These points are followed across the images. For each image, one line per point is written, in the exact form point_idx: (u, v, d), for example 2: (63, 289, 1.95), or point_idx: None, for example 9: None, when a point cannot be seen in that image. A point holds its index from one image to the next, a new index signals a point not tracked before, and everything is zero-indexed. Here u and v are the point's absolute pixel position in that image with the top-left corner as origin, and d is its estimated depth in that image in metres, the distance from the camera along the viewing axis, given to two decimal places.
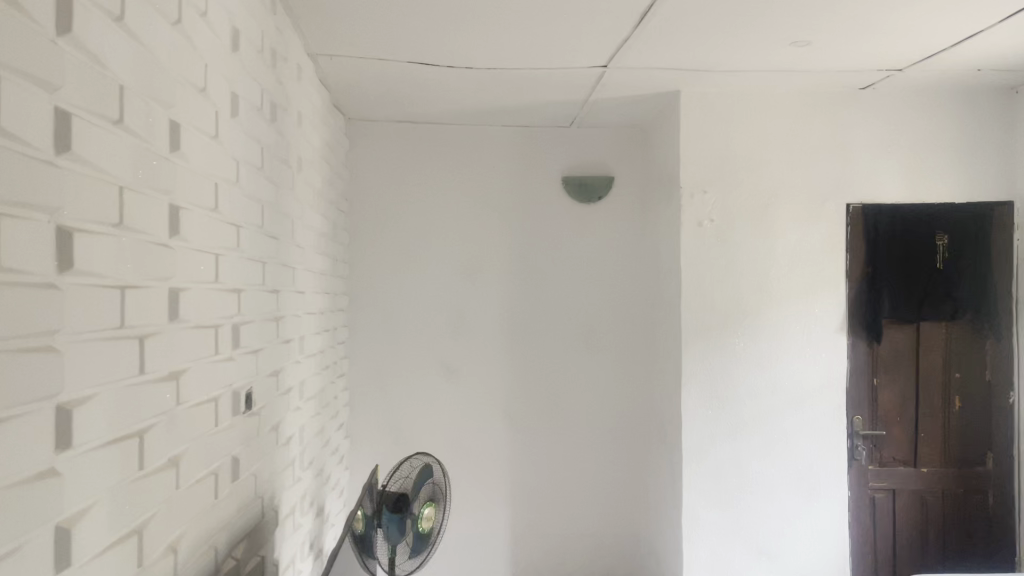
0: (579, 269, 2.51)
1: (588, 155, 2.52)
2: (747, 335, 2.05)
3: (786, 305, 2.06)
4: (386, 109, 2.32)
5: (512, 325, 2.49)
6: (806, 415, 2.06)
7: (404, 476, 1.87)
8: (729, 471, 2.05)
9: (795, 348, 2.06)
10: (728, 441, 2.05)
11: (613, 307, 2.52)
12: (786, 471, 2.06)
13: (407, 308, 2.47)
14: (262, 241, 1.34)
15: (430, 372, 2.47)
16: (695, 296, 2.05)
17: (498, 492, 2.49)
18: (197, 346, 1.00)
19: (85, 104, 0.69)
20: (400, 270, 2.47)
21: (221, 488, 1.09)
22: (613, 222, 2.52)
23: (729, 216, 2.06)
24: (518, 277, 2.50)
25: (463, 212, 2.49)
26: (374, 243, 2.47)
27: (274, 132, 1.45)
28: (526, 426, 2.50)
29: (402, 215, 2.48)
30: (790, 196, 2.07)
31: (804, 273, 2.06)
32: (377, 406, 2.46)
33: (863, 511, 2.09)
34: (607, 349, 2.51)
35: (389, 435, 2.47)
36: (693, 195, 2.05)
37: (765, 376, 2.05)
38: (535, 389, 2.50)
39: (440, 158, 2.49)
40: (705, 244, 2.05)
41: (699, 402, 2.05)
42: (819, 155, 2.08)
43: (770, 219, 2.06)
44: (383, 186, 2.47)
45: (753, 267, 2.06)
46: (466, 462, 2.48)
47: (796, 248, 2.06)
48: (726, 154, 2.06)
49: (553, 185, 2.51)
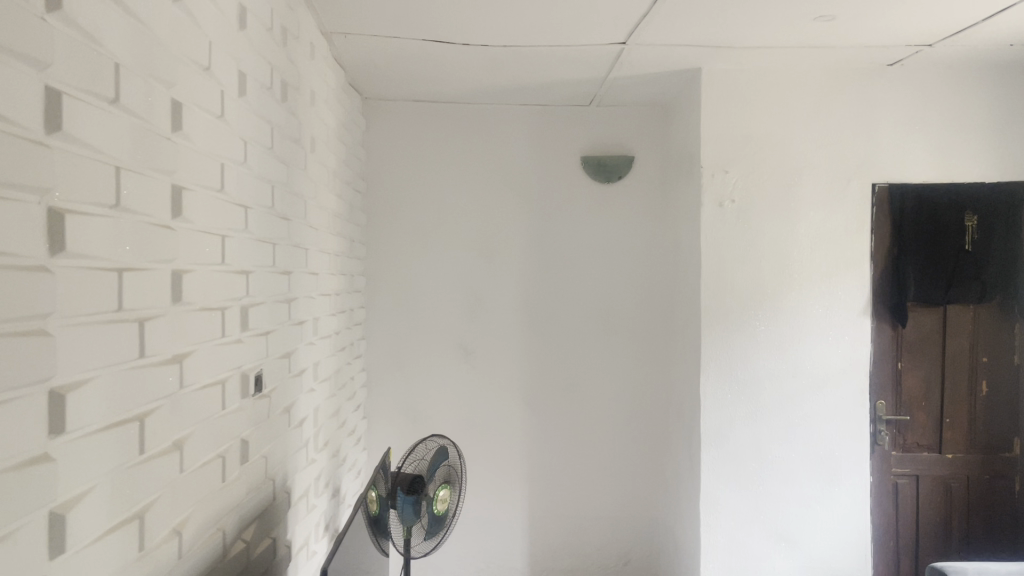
0: (598, 250, 2.48)
1: (608, 134, 2.48)
2: (767, 317, 2.02)
3: (808, 287, 2.02)
4: (403, 87, 2.30)
5: (529, 306, 2.47)
6: (827, 399, 2.02)
7: (419, 458, 1.86)
8: (748, 455, 2.02)
9: (817, 330, 2.02)
10: (747, 424, 2.02)
11: (632, 289, 2.49)
12: (807, 455, 2.02)
13: (424, 289, 2.46)
14: (273, 222, 1.32)
15: (447, 353, 2.46)
16: (716, 278, 2.01)
17: (515, 474, 2.49)
18: (204, 329, 0.99)
19: (78, 82, 0.67)
20: (417, 251, 2.46)
21: (229, 471, 1.09)
22: (632, 202, 2.48)
23: (751, 196, 2.01)
24: (536, 258, 2.47)
25: (481, 192, 2.47)
26: (391, 224, 2.46)
27: (286, 112, 1.43)
28: (543, 408, 2.48)
29: (419, 195, 2.46)
30: (814, 177, 2.02)
31: (827, 254, 2.02)
32: (394, 387, 2.46)
33: (885, 496, 2.06)
34: (624, 330, 2.49)
35: (407, 416, 2.46)
36: (714, 175, 2.01)
37: (785, 359, 2.02)
38: (553, 370, 2.48)
39: (457, 137, 2.46)
40: (726, 225, 2.01)
41: (718, 385, 2.02)
42: (844, 134, 2.03)
43: (793, 199, 2.02)
44: (400, 165, 2.45)
45: (774, 247, 2.02)
46: (484, 444, 2.48)
47: (820, 228, 2.02)
48: (747, 133, 2.02)
49: (572, 165, 2.48)
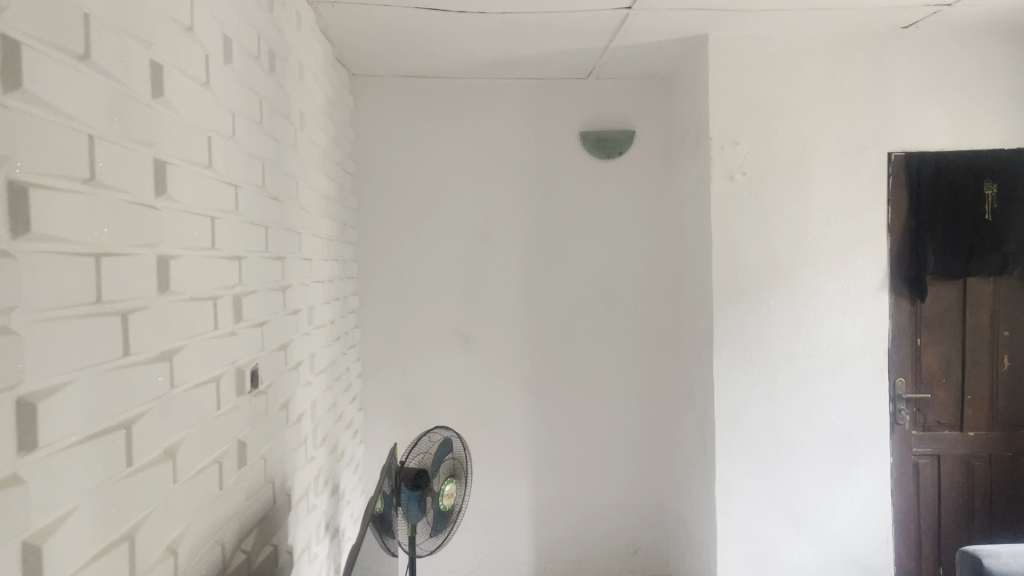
0: (598, 229, 2.39)
1: (607, 108, 2.38)
2: (781, 295, 1.94)
3: (823, 262, 1.94)
4: (392, 61, 2.19)
5: (528, 289, 2.38)
6: (845, 378, 1.95)
7: (423, 452, 1.77)
8: (764, 438, 1.95)
9: (832, 308, 1.94)
10: (763, 406, 1.95)
11: (635, 269, 2.40)
12: (824, 437, 1.95)
13: (420, 275, 2.36)
14: (264, 202, 1.22)
15: (445, 340, 2.37)
16: (727, 255, 1.93)
17: (519, 464, 2.40)
18: (194, 321, 0.89)
19: (38, 32, 0.56)
20: (411, 234, 2.36)
21: (227, 477, 0.99)
22: (634, 178, 2.39)
23: (762, 168, 1.93)
24: (534, 239, 2.37)
25: (477, 172, 2.36)
26: (384, 206, 2.35)
27: (274, 84, 1.32)
28: (546, 394, 2.39)
29: (411, 176, 2.35)
30: (827, 146, 1.94)
31: (841, 227, 1.94)
32: (390, 377, 2.36)
33: (905, 477, 1.99)
34: (628, 312, 2.40)
35: (404, 405, 2.37)
36: (723, 147, 1.92)
37: (801, 338, 1.94)
38: (555, 354, 2.39)
39: (450, 113, 2.35)
40: (737, 200, 1.92)
41: (732, 366, 1.94)
42: (857, 101, 1.94)
43: (806, 171, 1.93)
44: (391, 145, 2.34)
45: (787, 222, 1.93)
46: (485, 433, 2.39)
47: (834, 200, 1.94)
48: (757, 103, 1.93)
49: (570, 142, 2.38)
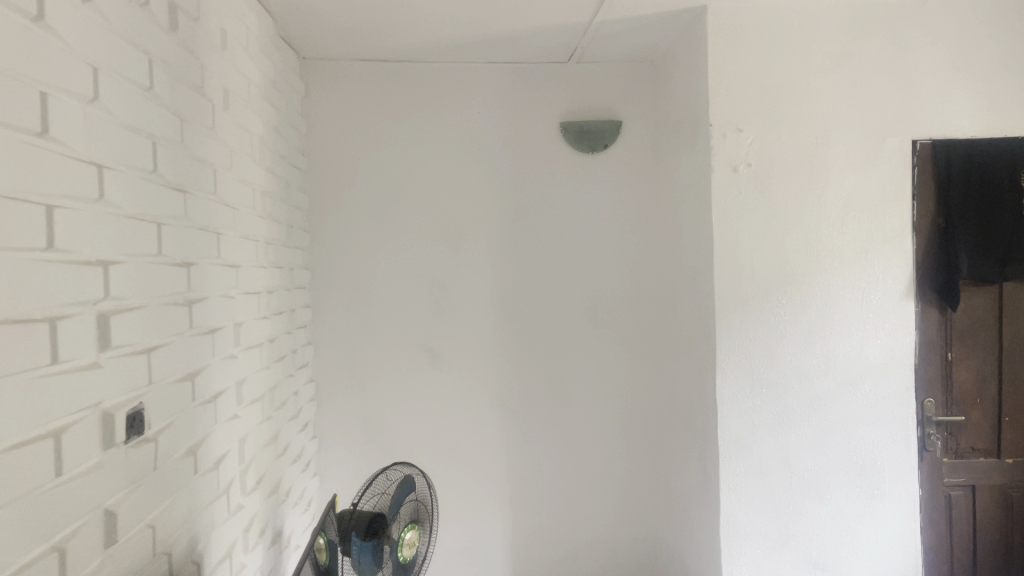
0: (581, 231, 2.13)
1: (591, 96, 2.12)
2: (793, 305, 1.69)
3: (840, 266, 1.69)
4: (346, 41, 1.92)
5: (503, 299, 2.11)
6: (866, 399, 1.70)
7: (379, 493, 1.53)
8: (775, 469, 1.70)
9: (851, 318, 1.70)
10: (773, 433, 1.69)
11: (624, 276, 2.14)
12: (843, 467, 1.71)
13: (382, 284, 2.09)
14: (157, 193, 0.95)
15: (410, 357, 2.10)
16: (730, 259, 1.67)
17: (494, 496, 2.13)
18: (14, 354, 0.63)
19: None
20: (370, 238, 2.09)
21: (80, 567, 0.72)
22: (622, 174, 2.13)
23: (770, 158, 1.68)
24: (510, 243, 2.11)
25: (446, 167, 2.10)
26: (340, 207, 2.08)
27: (178, 45, 1.05)
28: (525, 418, 2.13)
29: (371, 172, 2.08)
30: (843, 134, 1.69)
31: (861, 226, 1.70)
32: (349, 400, 2.09)
33: (936, 512, 1.74)
34: (615, 324, 2.14)
35: (364, 431, 2.10)
36: (725, 134, 1.68)
37: (816, 354, 1.69)
38: (535, 373, 2.12)
39: (413, 102, 2.09)
40: (741, 196, 1.68)
41: (737, 387, 1.68)
42: (877, 81, 1.70)
43: (819, 163, 1.69)
44: (347, 137, 2.08)
45: (799, 221, 1.69)
46: (456, 461, 2.12)
47: (851, 195, 1.70)
48: (763, 85, 1.68)
49: (550, 133, 2.12)
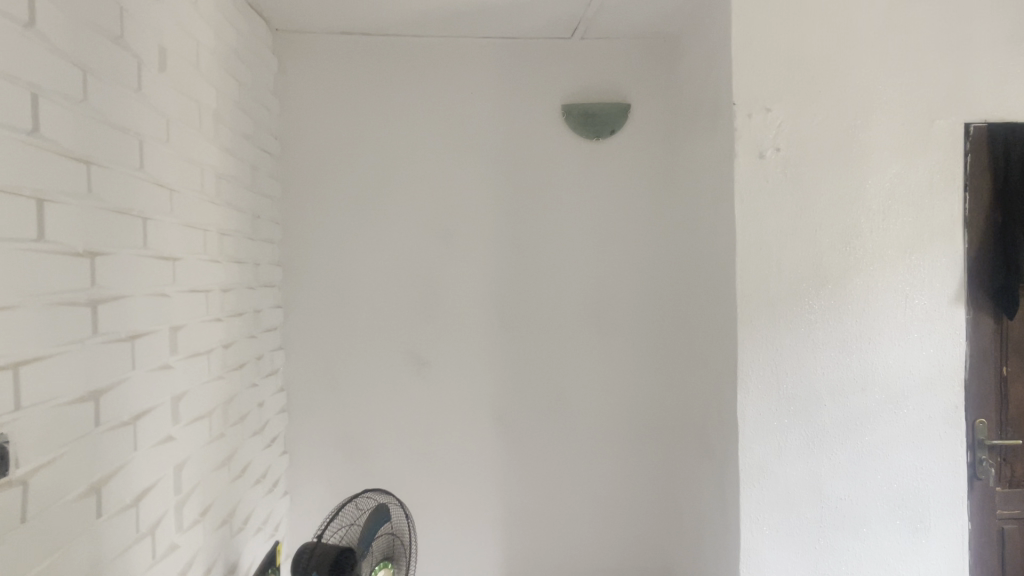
0: (586, 226, 1.92)
1: (597, 76, 1.91)
2: (827, 311, 1.48)
3: (882, 268, 1.49)
4: (324, 10, 1.71)
5: (498, 301, 1.90)
6: (908, 418, 1.50)
7: (348, 525, 1.34)
8: (803, 497, 1.48)
9: (892, 327, 1.49)
10: (803, 456, 1.48)
11: (633, 276, 1.92)
12: (883, 496, 1.50)
13: (362, 282, 1.88)
14: (41, 160, 0.74)
15: (393, 364, 1.89)
16: (756, 257, 1.46)
17: (484, 519, 1.92)
18: None
19: None
20: (351, 231, 1.87)
21: None
22: (630, 164, 1.92)
23: (801, 143, 1.47)
24: (506, 239, 1.90)
25: (435, 154, 1.89)
26: (316, 196, 1.87)
27: None
28: (520, 433, 1.92)
29: (352, 159, 1.87)
30: (884, 117, 1.48)
31: (904, 222, 1.49)
32: (324, 410, 1.88)
33: (987, 549, 1.54)
34: (621, 331, 1.93)
35: (341, 446, 1.89)
36: (751, 115, 1.46)
37: (853, 367, 1.48)
38: (532, 384, 1.91)
39: (399, 80, 1.88)
40: (769, 186, 1.46)
41: (762, 404, 1.47)
42: (925, 56, 1.49)
43: (857, 150, 1.48)
44: (326, 119, 1.87)
45: (834, 215, 1.48)
46: (442, 480, 1.91)
47: (893, 185, 1.49)
48: (795, 60, 1.47)
49: (551, 117, 1.91)
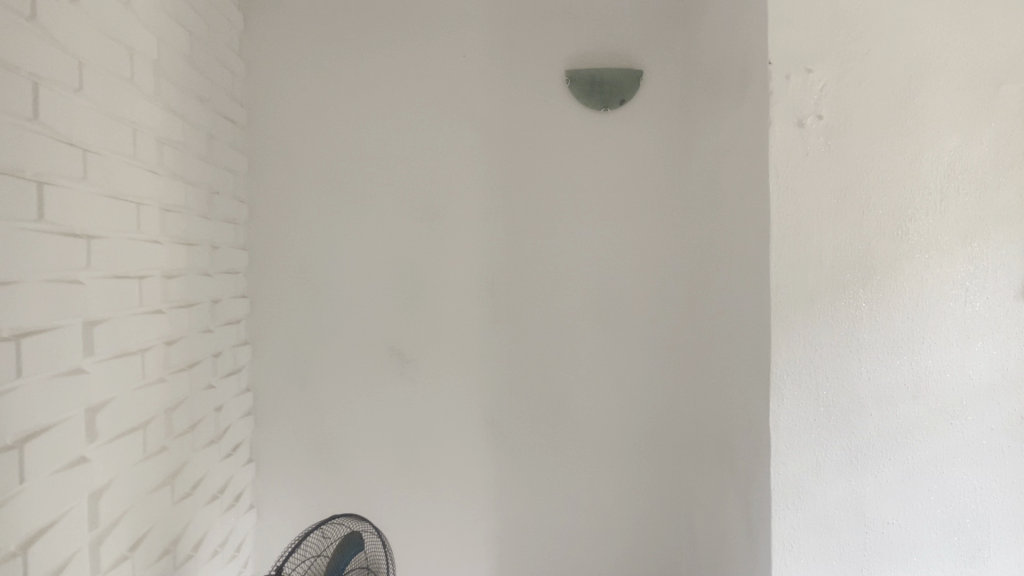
0: (591, 208, 1.70)
1: (605, 39, 1.69)
2: (874, 307, 1.27)
3: (939, 257, 1.28)
4: None
5: (492, 292, 1.69)
6: (966, 431, 1.29)
7: (312, 557, 1.13)
8: (846, 522, 1.28)
9: (949, 325, 1.28)
10: (846, 474, 1.28)
11: (644, 266, 1.71)
12: (936, 521, 1.29)
13: (338, 269, 1.67)
14: None
15: (373, 362, 1.68)
16: (793, 243, 1.25)
17: (475, 535, 1.71)
18: None
19: None
20: (327, 212, 1.66)
21: None
22: (642, 138, 1.70)
23: (847, 110, 1.26)
24: (502, 222, 1.69)
25: (421, 126, 1.67)
26: (287, 172, 1.65)
27: None
28: (516, 440, 1.71)
29: (327, 130, 1.66)
30: (944, 81, 1.27)
31: (964, 204, 1.28)
32: (296, 413, 1.68)
33: None
34: (630, 326, 1.71)
35: (315, 454, 1.68)
36: (788, 77, 1.25)
37: (903, 372, 1.28)
38: (530, 385, 1.70)
39: (382, 41, 1.66)
40: (809, 160, 1.25)
41: (798, 413, 1.27)
42: (990, 11, 1.28)
43: (911, 118, 1.27)
44: (298, 84, 1.65)
45: (883, 195, 1.26)
46: (428, 491, 1.70)
47: (952, 161, 1.28)
48: (841, 12, 1.26)
49: (553, 85, 1.69)
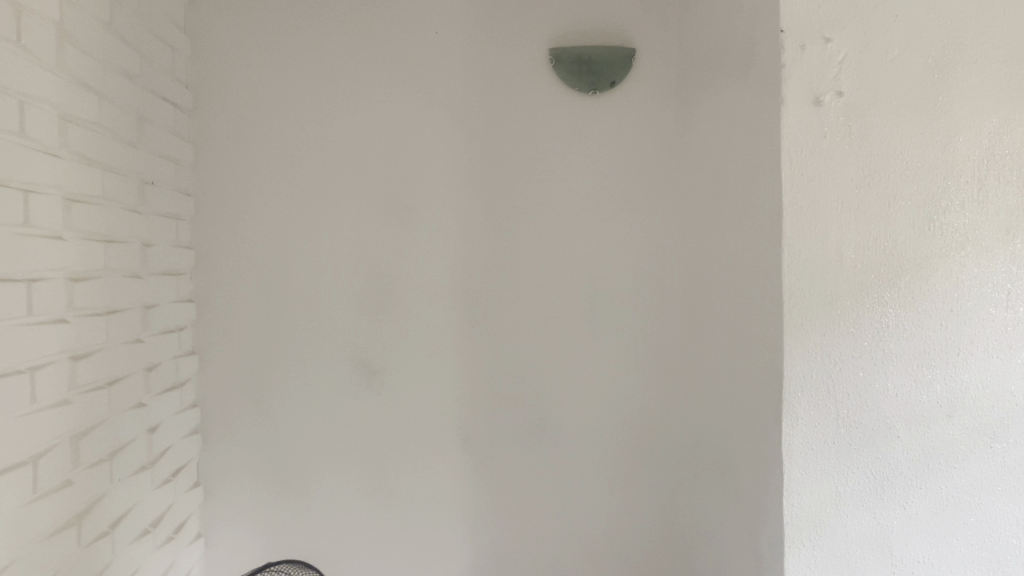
0: (579, 202, 1.53)
1: (593, 15, 1.52)
2: (903, 313, 1.10)
3: (976, 256, 1.11)
4: None
5: (468, 296, 1.52)
6: (1007, 454, 1.12)
7: None
8: (870, 560, 1.11)
9: (987, 334, 1.12)
10: (870, 506, 1.10)
11: (638, 266, 1.54)
12: (972, 558, 1.13)
13: (296, 270, 1.49)
14: None
15: (336, 374, 1.51)
16: (808, 240, 1.08)
17: (450, 565, 1.54)
18: None
19: None
20: (284, 206, 1.49)
21: None
22: (635, 123, 1.53)
23: (871, 87, 1.09)
24: (479, 217, 1.51)
25: (388, 110, 1.50)
26: (239, 163, 1.48)
27: None
28: (496, 460, 1.53)
29: (283, 115, 1.49)
30: (980, 54, 1.10)
31: (1002, 197, 1.12)
32: (250, 431, 1.50)
33: None
34: (623, 332, 1.54)
35: (270, 476, 1.51)
36: (803, 48, 1.08)
37: (936, 388, 1.11)
38: (510, 398, 1.53)
39: (344, 17, 1.49)
40: (826, 144, 1.08)
41: (816, 437, 1.09)
42: None
43: (944, 96, 1.10)
44: (250, 65, 1.48)
45: (911, 184, 1.10)
46: (398, 517, 1.53)
47: (990, 146, 1.11)
48: None
49: (536, 65, 1.51)
